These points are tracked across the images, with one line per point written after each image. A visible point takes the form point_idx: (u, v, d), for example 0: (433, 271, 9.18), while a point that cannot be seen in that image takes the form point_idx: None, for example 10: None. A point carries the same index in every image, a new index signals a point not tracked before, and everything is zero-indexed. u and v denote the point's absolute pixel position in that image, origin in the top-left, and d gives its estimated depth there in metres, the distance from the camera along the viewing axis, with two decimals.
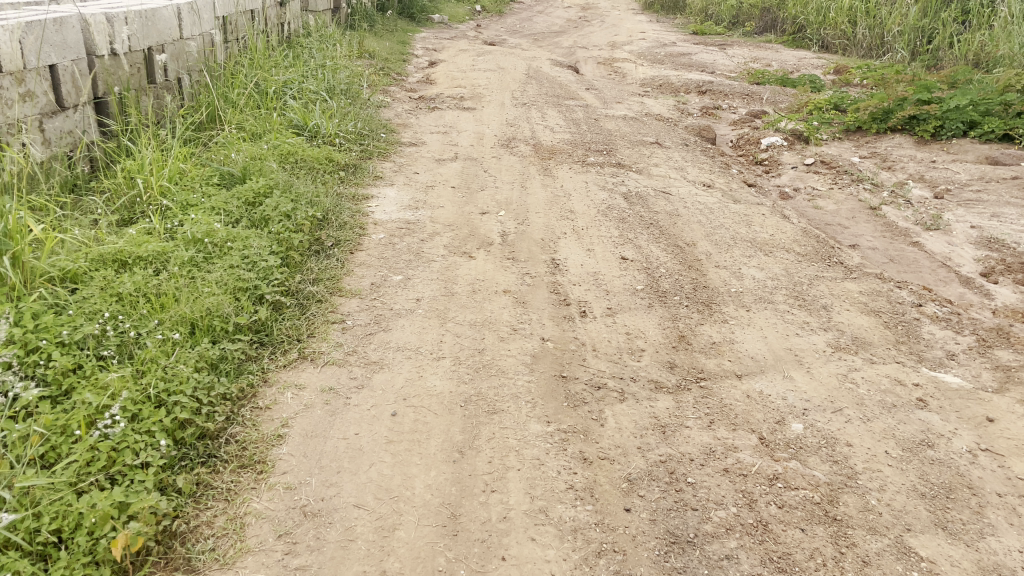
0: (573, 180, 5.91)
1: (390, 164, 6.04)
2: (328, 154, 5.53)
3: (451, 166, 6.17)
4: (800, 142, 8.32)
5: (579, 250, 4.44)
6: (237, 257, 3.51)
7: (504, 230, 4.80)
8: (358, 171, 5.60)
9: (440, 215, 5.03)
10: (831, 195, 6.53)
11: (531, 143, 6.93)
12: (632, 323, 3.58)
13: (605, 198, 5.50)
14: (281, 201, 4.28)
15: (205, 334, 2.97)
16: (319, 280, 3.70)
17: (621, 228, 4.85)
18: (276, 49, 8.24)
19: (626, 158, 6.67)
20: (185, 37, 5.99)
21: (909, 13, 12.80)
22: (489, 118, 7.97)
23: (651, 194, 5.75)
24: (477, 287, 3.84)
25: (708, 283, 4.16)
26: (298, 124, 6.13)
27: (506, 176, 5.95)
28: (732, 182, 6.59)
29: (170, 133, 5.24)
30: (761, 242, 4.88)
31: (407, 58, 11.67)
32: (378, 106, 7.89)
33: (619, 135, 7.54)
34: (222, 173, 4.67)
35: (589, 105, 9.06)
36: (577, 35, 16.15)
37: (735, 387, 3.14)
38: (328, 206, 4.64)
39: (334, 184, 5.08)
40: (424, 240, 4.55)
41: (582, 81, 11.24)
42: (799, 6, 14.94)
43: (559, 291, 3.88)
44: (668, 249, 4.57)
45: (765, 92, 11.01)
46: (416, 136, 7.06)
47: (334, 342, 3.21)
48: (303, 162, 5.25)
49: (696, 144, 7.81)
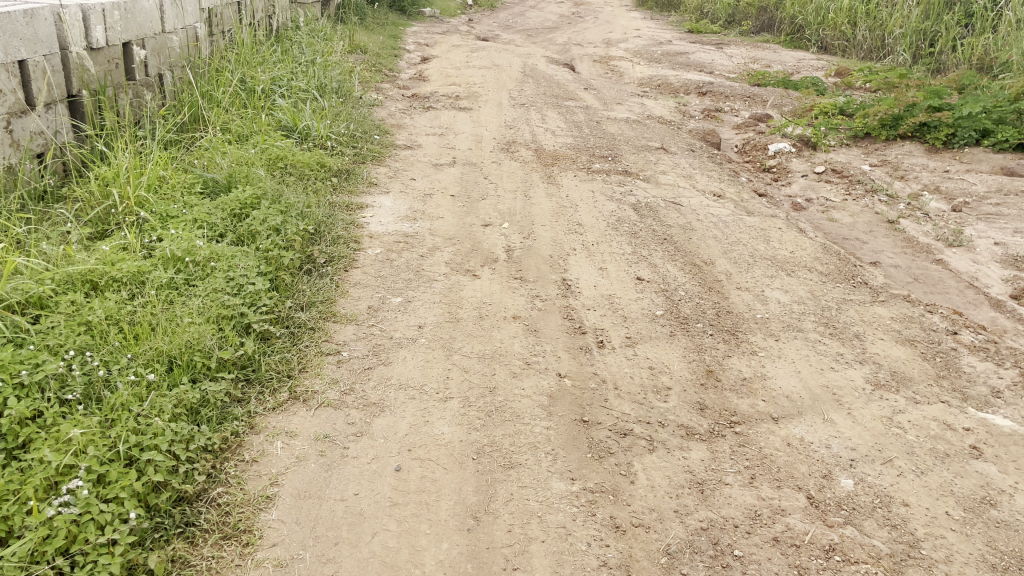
0: (578, 189, 5.60)
1: (385, 169, 5.70)
2: (320, 159, 5.19)
3: (449, 172, 5.84)
4: (807, 149, 8.05)
5: (591, 269, 4.13)
6: (221, 279, 3.17)
7: (509, 245, 4.48)
8: (351, 177, 5.26)
9: (440, 227, 4.70)
10: (845, 207, 6.26)
11: (533, 147, 6.61)
12: (654, 356, 3.28)
13: (613, 209, 5.20)
14: (269, 214, 3.94)
15: (184, 372, 2.64)
16: (312, 303, 3.37)
17: (634, 244, 4.55)
18: (263, 44, 7.87)
19: (632, 165, 6.36)
20: (167, 31, 5.63)
21: (911, 15, 12.54)
22: (486, 119, 7.64)
23: (661, 205, 5.45)
24: (484, 312, 3.53)
25: (731, 307, 3.87)
26: (287, 126, 5.78)
27: (507, 184, 5.63)
28: (743, 192, 6.30)
29: (150, 135, 4.88)
30: (782, 261, 4.59)
31: (399, 53, 11.31)
32: (370, 106, 7.54)
33: (623, 139, 7.24)
34: (206, 181, 4.32)
35: (589, 106, 8.76)
36: (572, 32, 15.83)
37: (773, 433, 2.84)
38: (321, 218, 4.31)
39: (326, 193, 4.74)
40: (423, 255, 4.22)
41: (580, 81, 10.92)
42: (797, 6, 14.68)
43: (572, 317, 3.57)
44: (685, 268, 4.28)
45: (767, 94, 10.73)
46: (411, 138, 6.72)
47: (328, 378, 2.88)
48: (294, 168, 4.92)
49: (702, 149, 7.52)
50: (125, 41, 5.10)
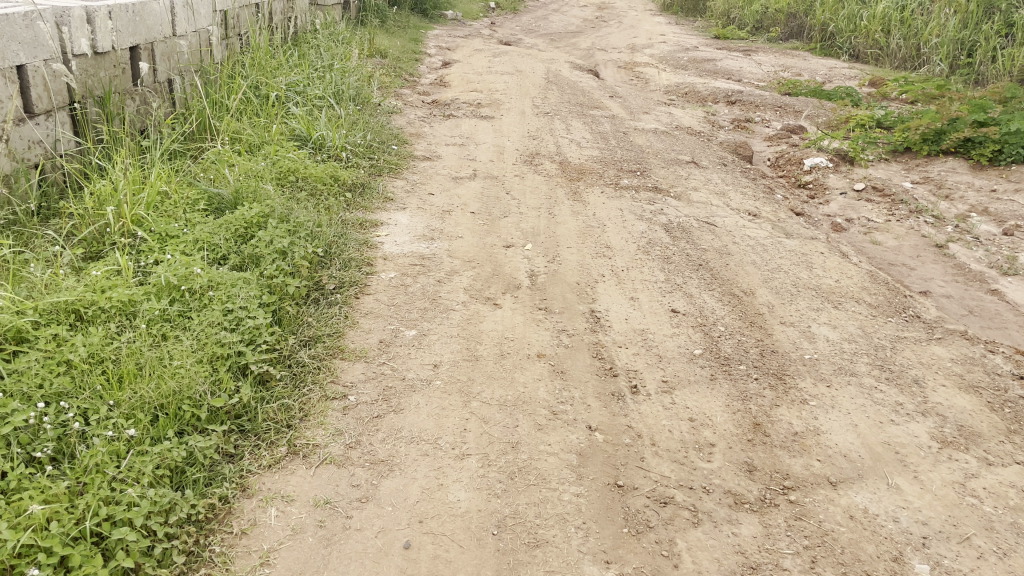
0: (606, 207, 5.29)
1: (402, 182, 5.42)
2: (333, 171, 4.91)
3: (470, 186, 5.55)
4: (844, 164, 7.68)
5: (622, 298, 3.82)
6: (219, 311, 2.89)
7: (533, 269, 4.18)
8: (366, 191, 4.98)
9: (459, 247, 4.41)
10: (889, 228, 5.91)
11: (557, 160, 6.30)
12: (694, 404, 2.95)
13: (644, 230, 4.88)
14: (275, 234, 3.66)
15: (171, 423, 2.35)
16: (318, 338, 3.08)
17: (667, 270, 4.22)
18: (278, 47, 7.61)
19: (662, 180, 6.04)
20: (178, 34, 5.37)
21: (948, 24, 12.16)
22: (508, 129, 7.33)
23: (695, 225, 5.12)
24: (506, 349, 3.22)
25: (776, 345, 3.54)
26: (300, 135, 5.51)
27: (531, 200, 5.33)
28: (779, 210, 5.96)
29: (155, 145, 4.62)
30: (827, 291, 4.26)
31: (419, 57, 11.03)
32: (388, 113, 7.26)
33: (651, 152, 6.92)
34: (211, 197, 4.05)
35: (615, 116, 8.44)
36: (595, 36, 15.49)
37: (832, 502, 2.53)
38: (332, 239, 4.02)
39: (338, 210, 4.45)
40: (441, 280, 3.92)
41: (605, 88, 10.58)
42: (828, 13, 14.24)
43: (602, 356, 3.25)
44: (723, 299, 3.95)
45: (799, 104, 10.35)
46: (430, 149, 6.44)
47: (332, 428, 2.58)
48: (305, 182, 4.64)
49: (734, 163, 7.17)
50: (132, 45, 4.84)
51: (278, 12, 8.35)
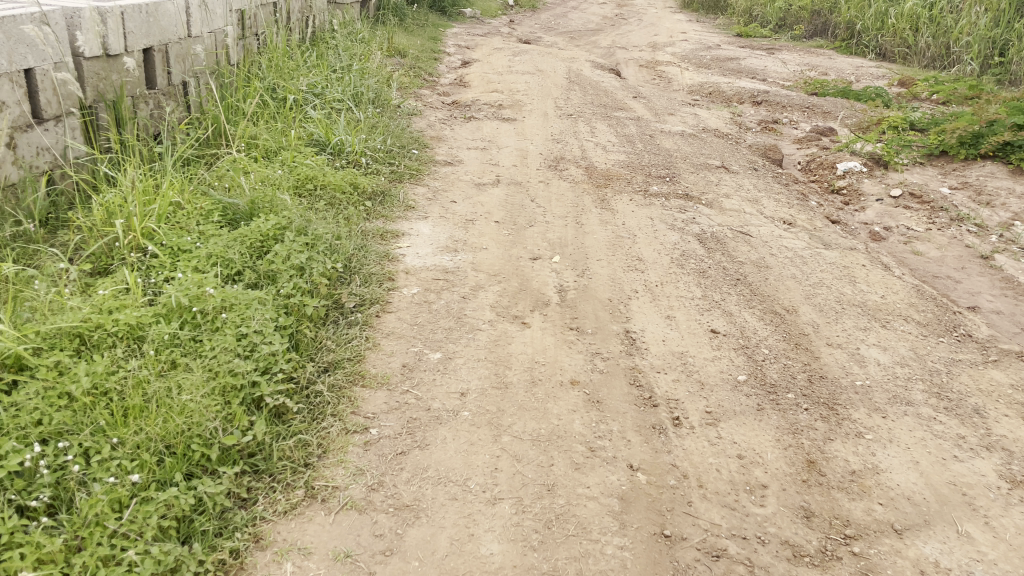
0: (636, 215, 5.06)
1: (423, 189, 5.22)
2: (351, 178, 4.72)
3: (493, 193, 5.35)
4: (879, 168, 7.40)
5: (658, 317, 3.60)
6: (232, 336, 2.70)
7: (562, 284, 3.97)
8: (387, 199, 4.79)
9: (484, 260, 4.20)
10: (930, 237, 5.64)
11: (582, 165, 6.08)
12: (742, 439, 2.74)
13: (676, 241, 4.66)
14: (292, 249, 3.47)
15: (179, 465, 2.18)
16: (337, 363, 2.89)
17: (703, 285, 4.00)
18: (296, 48, 7.44)
19: (692, 187, 5.80)
20: (192, 36, 5.20)
21: (979, 22, 11.81)
22: (531, 132, 7.12)
23: (729, 235, 4.89)
24: (537, 375, 3.01)
25: (825, 370, 3.31)
26: (318, 139, 5.32)
27: (557, 208, 5.11)
28: (815, 219, 5.71)
29: (168, 151, 4.45)
30: (873, 309, 4.02)
31: (438, 57, 10.84)
32: (408, 115, 7.07)
33: (679, 156, 6.69)
34: (225, 208, 3.87)
35: (639, 117, 8.20)
36: (616, 34, 15.23)
37: (899, 554, 2.31)
38: (351, 252, 3.84)
39: (357, 220, 4.26)
40: (465, 296, 3.72)
41: (628, 88, 10.34)
42: (854, 10, 13.91)
43: (640, 383, 3.04)
44: (765, 317, 3.72)
45: (828, 105, 10.05)
46: (451, 153, 6.24)
47: (353, 467, 2.39)
48: (323, 191, 4.45)
49: (765, 168, 6.92)
50: (146, 47, 4.67)
51: (296, 11, 8.18)
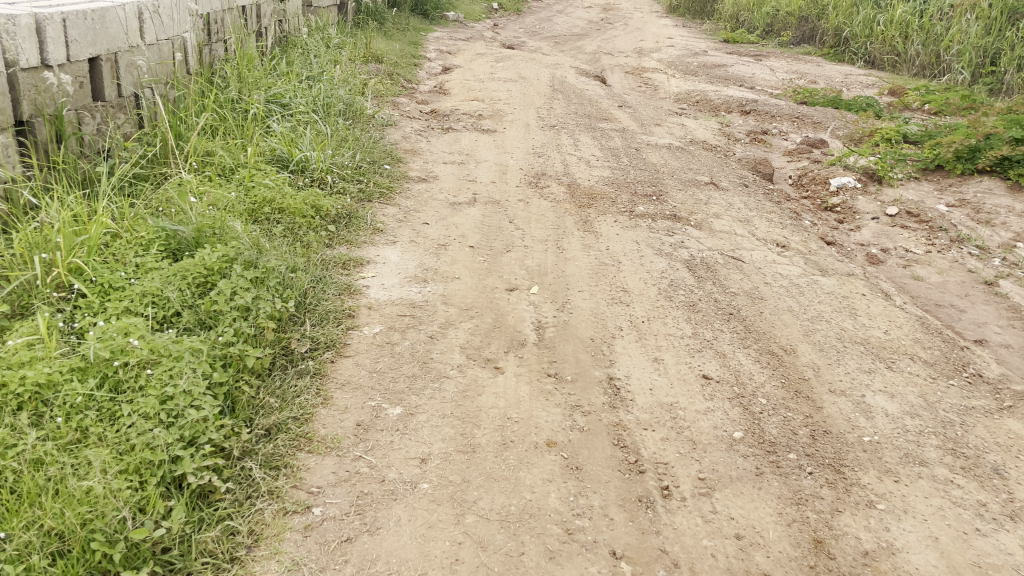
0: (620, 239, 4.74)
1: (394, 210, 4.88)
2: (313, 199, 4.36)
3: (468, 214, 5.01)
4: (873, 183, 7.13)
5: (644, 361, 3.27)
6: (155, 398, 2.35)
7: (540, 320, 3.63)
8: (353, 221, 4.44)
9: (455, 292, 3.86)
10: (930, 261, 5.36)
11: (565, 182, 5.75)
12: (740, 514, 2.42)
13: (664, 268, 4.34)
14: (237, 286, 3.12)
15: (73, 569, 1.85)
16: (280, 424, 2.54)
17: (693, 322, 3.68)
18: (263, 56, 7.07)
19: (680, 206, 5.49)
20: (146, 43, 4.83)
21: (970, 30, 11.59)
22: (512, 144, 6.78)
23: (720, 262, 4.57)
24: (509, 435, 2.67)
25: (829, 423, 2.99)
26: (281, 156, 4.96)
27: (537, 231, 4.78)
28: (809, 240, 5.41)
29: (112, 171, 4.10)
30: (876, 347, 3.71)
31: (418, 62, 10.49)
32: (382, 126, 6.72)
33: (666, 171, 6.38)
34: (168, 237, 3.51)
35: (625, 128, 7.90)
36: (601, 39, 14.93)
37: None
38: (306, 287, 3.49)
39: (317, 248, 3.91)
40: (433, 335, 3.37)
41: (613, 96, 10.04)
42: (842, 17, 13.70)
43: (624, 443, 2.70)
44: (761, 360, 3.40)
45: (818, 115, 9.78)
46: (426, 168, 5.91)
47: (287, 560, 2.06)
48: (281, 216, 4.10)
49: (756, 184, 6.62)
50: (92, 56, 4.29)
51: (266, 14, 7.80)
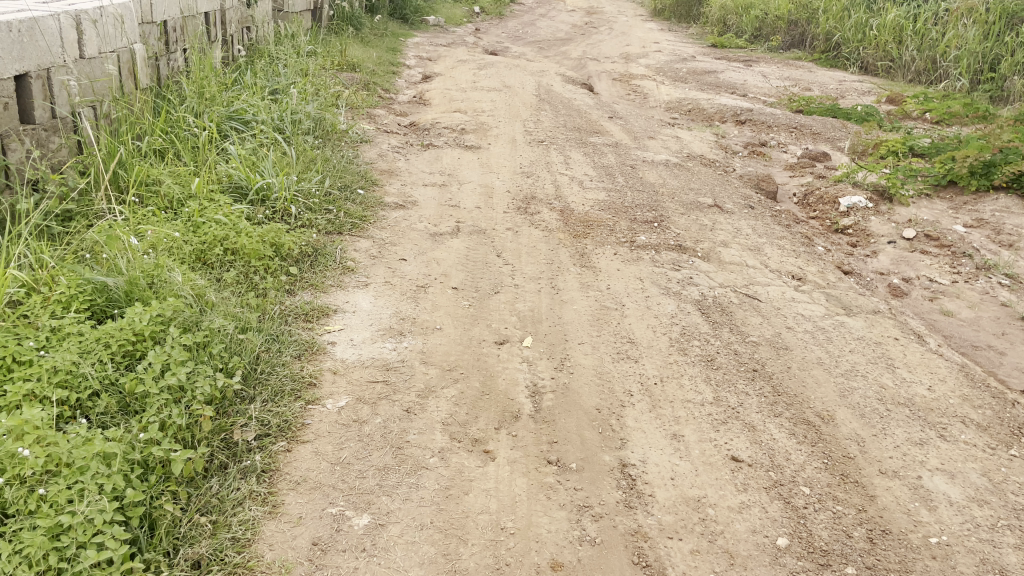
0: (622, 276, 4.23)
1: (366, 244, 4.35)
2: (272, 236, 3.81)
3: (451, 246, 4.49)
4: (883, 202, 6.67)
5: (661, 439, 2.76)
6: (43, 536, 1.84)
7: (535, 384, 3.11)
8: (319, 261, 3.91)
9: (436, 347, 3.33)
10: (958, 293, 4.90)
11: (557, 207, 5.24)
12: None
13: (674, 311, 3.83)
14: (171, 357, 2.57)
15: None
16: (212, 552, 2.02)
17: (713, 383, 3.17)
18: (226, 68, 6.51)
19: (684, 234, 4.99)
20: (85, 56, 4.25)
21: (968, 35, 11.21)
22: (497, 163, 6.27)
23: (734, 301, 4.08)
24: (503, 557, 2.18)
25: (886, 519, 2.50)
26: (238, 184, 4.41)
27: (528, 267, 4.26)
28: (825, 270, 4.93)
29: (35, 209, 3.54)
30: (923, 410, 3.22)
31: (397, 70, 9.95)
32: (356, 144, 6.17)
33: (665, 192, 5.89)
34: (91, 292, 2.95)
35: (617, 142, 7.40)
36: (586, 44, 14.45)
37: None
38: (259, 349, 2.95)
39: (274, 300, 3.37)
40: (409, 410, 2.83)
41: (602, 105, 9.55)
42: (833, 21, 13.30)
43: (646, 561, 2.21)
44: (796, 433, 2.89)
45: (817, 125, 9.34)
46: (404, 191, 5.37)
47: None
48: (233, 261, 3.55)
49: (761, 205, 6.14)
50: (18, 73, 3.73)
51: (232, 21, 7.24)
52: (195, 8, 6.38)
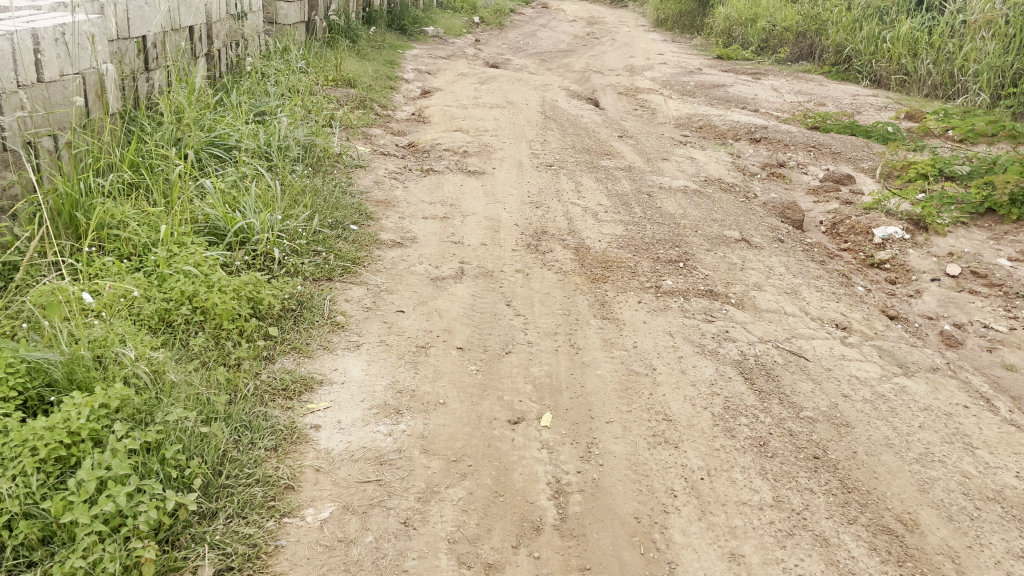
0: (649, 330, 3.73)
1: (359, 291, 3.84)
2: (250, 289, 3.30)
3: (455, 293, 3.98)
4: (919, 232, 6.18)
5: (717, 561, 2.28)
6: None
7: (558, 479, 2.60)
8: (303, 318, 3.40)
9: (439, 429, 2.80)
10: (1020, 343, 4.41)
11: (570, 244, 4.75)
12: None
13: (713, 377, 3.33)
14: (111, 472, 2.09)
15: None
16: None
17: (771, 477, 2.66)
18: (210, 88, 6.02)
19: (713, 276, 4.50)
20: (44, 79, 3.75)
21: (987, 48, 10.61)
22: (503, 191, 5.77)
23: (779, 361, 3.58)
24: None
25: None
26: (215, 225, 3.90)
27: (542, 319, 3.76)
28: (871, 317, 4.43)
29: None
30: (1017, 505, 2.73)
31: (394, 85, 9.47)
32: (350, 170, 5.68)
33: (687, 224, 5.40)
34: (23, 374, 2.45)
35: (629, 166, 6.92)
36: (590, 56, 14.00)
37: None
38: (225, 444, 2.44)
39: (248, 374, 2.86)
40: (408, 521, 2.33)
41: (611, 123, 9.07)
42: (843, 33, 12.85)
43: None
44: (878, 547, 2.41)
45: (837, 144, 8.87)
46: (402, 225, 4.87)
47: None
48: (201, 326, 3.05)
49: (791, 237, 5.64)
50: None
51: (219, 35, 6.77)
52: (179, 22, 5.92)
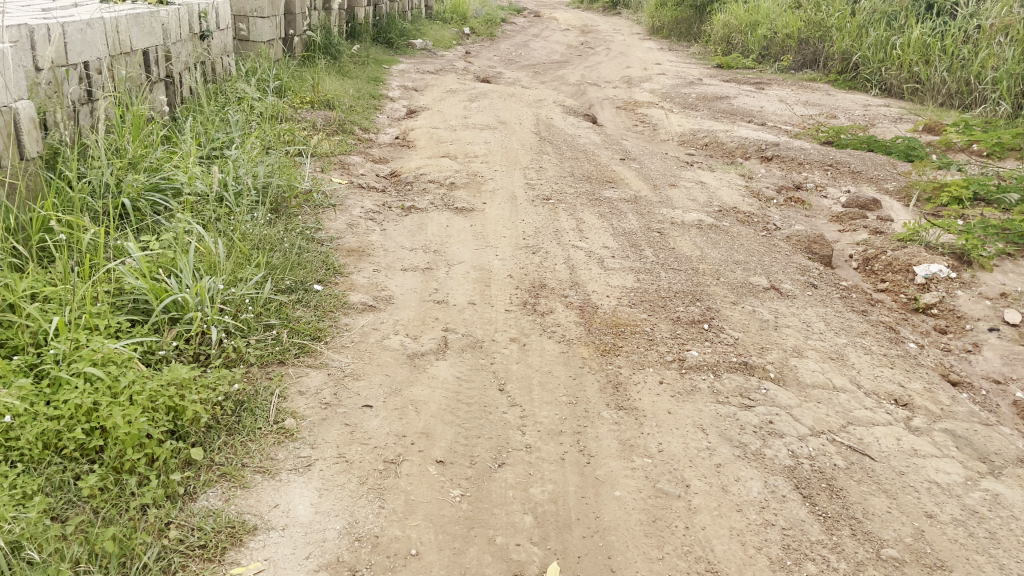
0: (677, 423, 3.01)
1: (317, 379, 3.12)
2: (169, 394, 2.57)
3: (436, 375, 3.26)
4: (963, 268, 5.47)
5: None
6: None
7: None
8: (238, 430, 2.67)
9: None
10: None
11: (573, 302, 4.04)
12: None
13: (763, 496, 2.61)
14: None
15: None
16: None
17: None
18: (163, 119, 5.31)
19: (746, 339, 3.79)
20: None
21: (1005, 55, 9.91)
22: (495, 231, 5.06)
23: (841, 464, 2.87)
24: None
25: None
26: (139, 299, 3.18)
27: (544, 412, 3.04)
28: (933, 386, 3.73)
29: None
30: None
31: (377, 104, 8.76)
32: (319, 212, 4.96)
33: (707, 269, 4.69)
34: None
35: (635, 195, 6.22)
36: (586, 67, 13.30)
37: None
38: None
39: (148, 534, 2.15)
40: None
41: (611, 142, 8.37)
42: (848, 40, 12.08)
43: None
44: None
45: (855, 162, 8.18)
46: (376, 279, 4.16)
47: None
48: (100, 457, 2.34)
49: (824, 280, 4.95)
50: None
51: (178, 57, 6.06)
52: (127, 44, 5.20)
